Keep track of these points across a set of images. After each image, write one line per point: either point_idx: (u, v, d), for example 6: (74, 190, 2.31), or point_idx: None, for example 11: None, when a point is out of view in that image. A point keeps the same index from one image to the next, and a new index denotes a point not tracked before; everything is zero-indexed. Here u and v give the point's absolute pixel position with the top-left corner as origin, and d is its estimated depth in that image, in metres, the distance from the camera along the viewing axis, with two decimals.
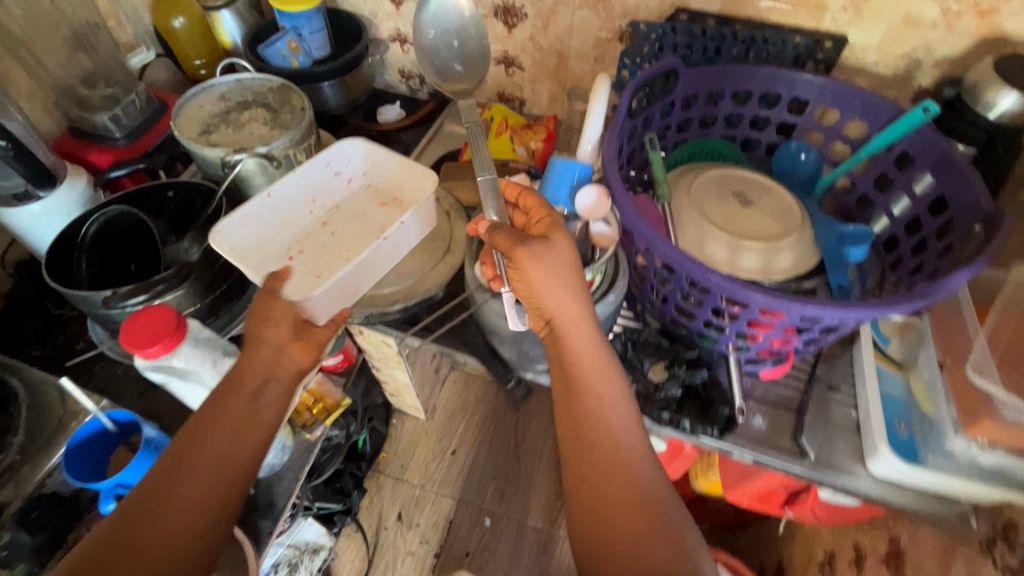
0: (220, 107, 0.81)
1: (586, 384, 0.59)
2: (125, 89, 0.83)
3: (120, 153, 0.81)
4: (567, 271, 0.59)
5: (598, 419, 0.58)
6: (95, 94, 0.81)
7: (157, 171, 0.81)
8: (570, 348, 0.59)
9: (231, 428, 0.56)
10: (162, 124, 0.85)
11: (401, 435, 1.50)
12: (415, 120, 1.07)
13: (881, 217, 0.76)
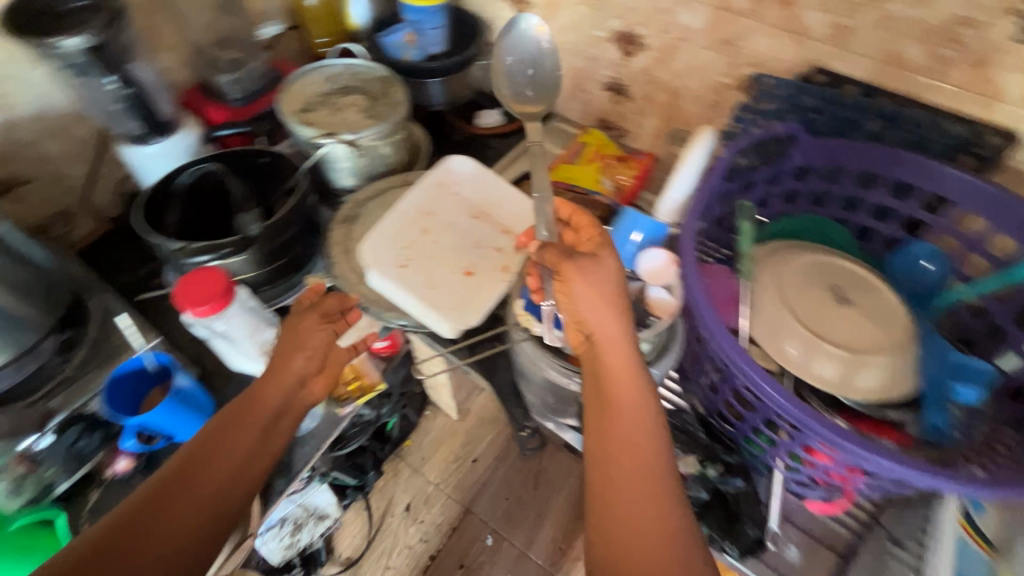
0: (324, 88, 0.84)
1: (628, 415, 0.51)
2: (250, 56, 0.89)
3: (231, 113, 0.88)
4: (616, 285, 0.54)
5: (639, 460, 0.49)
6: (224, 56, 0.88)
7: (260, 135, 0.89)
8: (611, 372, 0.52)
9: (264, 419, 0.54)
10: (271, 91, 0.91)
11: (429, 428, 1.51)
12: (513, 128, 1.03)
13: (1012, 355, 0.63)
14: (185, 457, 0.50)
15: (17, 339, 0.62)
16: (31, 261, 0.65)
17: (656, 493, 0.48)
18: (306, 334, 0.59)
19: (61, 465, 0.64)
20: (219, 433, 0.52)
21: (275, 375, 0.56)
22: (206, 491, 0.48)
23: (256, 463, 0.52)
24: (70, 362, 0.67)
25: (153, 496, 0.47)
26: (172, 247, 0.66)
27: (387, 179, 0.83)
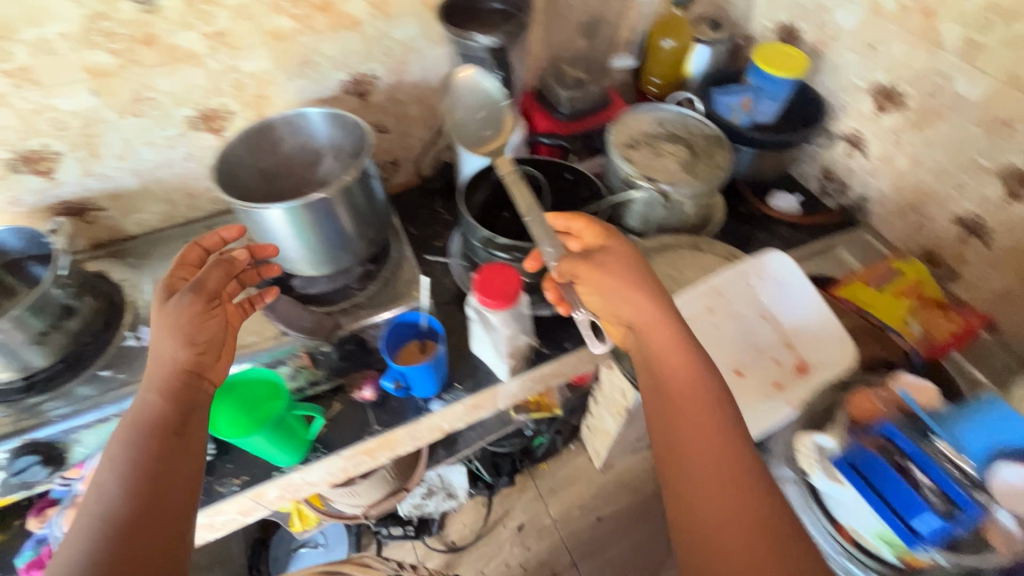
0: (653, 129, 0.91)
1: (671, 361, 0.61)
2: (592, 77, 1.02)
3: (557, 126, 1.00)
4: (632, 265, 0.68)
5: (689, 392, 0.59)
6: (569, 74, 1.01)
7: (570, 154, 1.01)
8: (647, 332, 0.64)
9: (167, 369, 0.63)
10: (596, 117, 1.02)
11: (569, 462, 1.64)
12: (811, 223, 1.07)
13: None
14: (123, 454, 0.58)
15: (347, 250, 0.82)
16: (373, 204, 0.83)
17: (712, 413, 0.57)
18: (212, 281, 0.69)
19: (330, 368, 0.83)
20: (139, 412, 0.62)
21: (164, 327, 0.65)
22: (166, 475, 0.58)
23: (190, 434, 0.63)
24: (361, 291, 0.86)
25: (126, 487, 0.56)
26: (473, 229, 0.80)
27: (678, 239, 0.87)
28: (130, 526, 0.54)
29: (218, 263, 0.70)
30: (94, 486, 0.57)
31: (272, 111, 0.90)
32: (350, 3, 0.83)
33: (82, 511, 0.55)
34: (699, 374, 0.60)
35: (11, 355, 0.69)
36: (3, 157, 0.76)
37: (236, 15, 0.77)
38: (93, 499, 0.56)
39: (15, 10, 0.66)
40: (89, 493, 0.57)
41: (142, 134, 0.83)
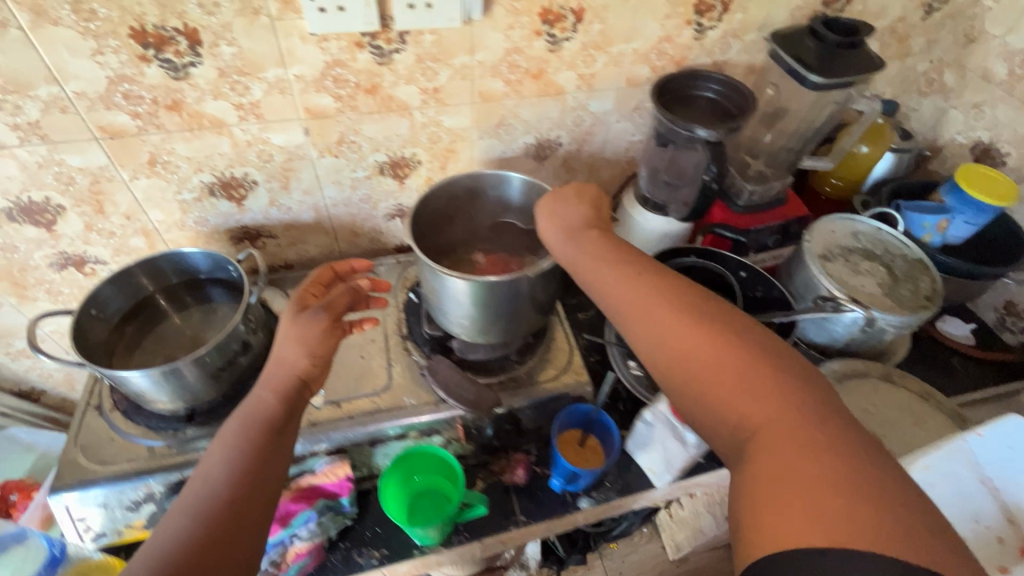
0: (849, 242, 0.85)
1: (658, 296, 0.53)
2: (775, 171, 0.97)
3: (729, 216, 0.94)
4: (583, 210, 0.65)
5: (680, 322, 0.50)
6: (754, 166, 0.96)
7: (743, 247, 0.95)
8: (628, 279, 0.56)
9: (285, 371, 0.59)
10: (771, 212, 0.96)
11: (640, 545, 1.54)
12: (986, 359, 0.96)
13: None
14: (235, 446, 0.53)
15: (521, 321, 0.78)
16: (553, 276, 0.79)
17: (725, 338, 0.48)
18: (340, 300, 0.67)
19: (480, 445, 0.77)
20: (249, 408, 0.57)
21: (292, 337, 0.61)
22: (271, 467, 0.53)
23: (292, 435, 0.58)
24: (520, 365, 0.81)
25: (233, 475, 0.51)
26: None
27: (870, 366, 0.80)
28: (226, 526, 0.48)
29: (349, 290, 0.68)
30: (198, 472, 0.52)
31: (455, 165, 0.88)
32: (563, 73, 0.81)
33: (185, 494, 0.51)
34: (681, 299, 0.52)
35: (186, 386, 0.68)
36: (205, 181, 0.76)
37: (456, 75, 0.76)
38: (197, 484, 0.51)
39: (267, 51, 0.66)
40: (194, 481, 0.52)
41: (333, 173, 0.82)
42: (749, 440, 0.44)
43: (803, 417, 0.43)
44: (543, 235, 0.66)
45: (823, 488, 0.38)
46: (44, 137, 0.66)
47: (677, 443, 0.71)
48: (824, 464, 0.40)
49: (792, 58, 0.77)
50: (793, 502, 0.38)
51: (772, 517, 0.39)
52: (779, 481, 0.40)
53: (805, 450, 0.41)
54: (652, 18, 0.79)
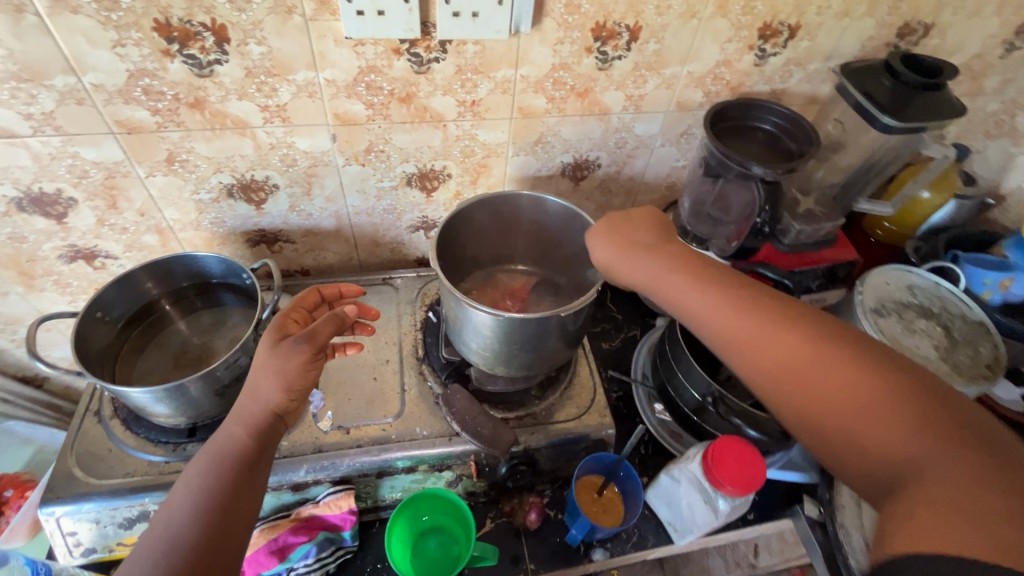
0: (904, 296, 0.79)
1: (762, 315, 0.47)
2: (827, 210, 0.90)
3: (776, 255, 0.86)
4: (651, 236, 0.59)
5: (793, 346, 0.45)
6: (804, 203, 0.90)
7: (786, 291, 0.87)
8: (720, 298, 0.50)
9: (259, 407, 0.57)
10: (821, 254, 0.88)
11: None
12: None
13: None
14: (202, 484, 0.53)
15: (546, 358, 0.73)
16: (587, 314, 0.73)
17: (851, 362, 0.43)
18: (323, 331, 0.61)
19: (492, 483, 0.73)
20: (218, 445, 0.56)
21: (270, 368, 0.58)
22: (239, 502, 0.53)
23: (263, 475, 0.56)
24: (540, 401, 0.76)
25: (199, 514, 0.51)
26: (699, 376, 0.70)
27: None
28: (192, 561, 0.48)
29: (334, 317, 0.63)
30: (166, 508, 0.52)
31: (486, 180, 0.83)
32: (610, 93, 0.76)
33: (149, 532, 0.50)
34: (789, 316, 0.47)
35: (190, 402, 0.65)
36: (224, 182, 0.72)
37: (496, 88, 0.71)
38: (163, 522, 0.51)
39: (298, 53, 0.61)
40: (160, 514, 0.52)
41: (358, 182, 0.78)
42: (887, 465, 0.39)
43: (956, 440, 0.37)
44: (603, 266, 0.59)
45: (983, 512, 0.33)
46: (59, 128, 0.62)
47: (709, 505, 0.66)
48: (978, 487, 0.34)
49: (862, 96, 0.71)
50: (938, 522, 0.34)
51: (906, 538, 0.34)
52: (921, 503, 0.36)
53: (956, 477, 0.35)
54: (712, 41, 0.73)
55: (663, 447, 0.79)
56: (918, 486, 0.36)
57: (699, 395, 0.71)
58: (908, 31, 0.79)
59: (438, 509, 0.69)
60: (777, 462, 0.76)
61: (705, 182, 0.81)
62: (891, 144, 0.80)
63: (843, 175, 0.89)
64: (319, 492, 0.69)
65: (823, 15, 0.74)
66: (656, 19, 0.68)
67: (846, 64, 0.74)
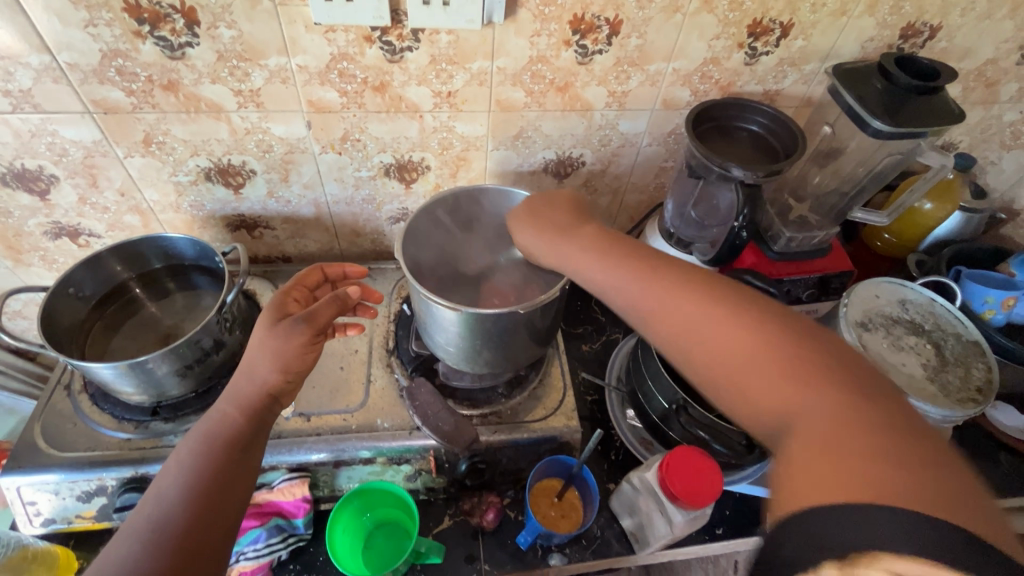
0: (895, 311, 0.76)
1: (673, 283, 0.49)
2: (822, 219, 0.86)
3: (763, 263, 0.82)
4: (567, 218, 0.63)
5: (695, 312, 0.46)
6: (796, 209, 0.86)
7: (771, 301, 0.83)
8: (628, 271, 0.53)
9: (254, 387, 0.57)
10: (811, 264, 0.83)
11: None
12: None
13: None
14: (192, 463, 0.52)
15: (512, 356, 0.71)
16: (559, 312, 0.71)
17: (750, 328, 0.44)
18: (323, 316, 0.61)
19: (451, 479, 0.72)
20: (210, 426, 0.56)
21: (267, 349, 0.58)
22: (230, 486, 0.52)
23: (258, 454, 0.56)
24: (507, 400, 0.75)
25: (187, 497, 0.50)
26: (671, 381, 0.68)
27: None
28: (178, 545, 0.47)
29: (335, 299, 0.62)
30: (156, 487, 0.52)
31: (466, 173, 0.83)
32: (591, 88, 0.74)
33: (139, 513, 0.50)
34: (694, 280, 0.49)
35: (151, 382, 0.66)
36: (201, 165, 0.73)
37: (473, 80, 0.70)
38: (150, 505, 0.50)
39: (269, 38, 0.61)
40: (147, 497, 0.51)
41: (336, 171, 0.78)
42: (774, 421, 0.40)
43: (839, 389, 0.39)
44: (527, 248, 0.64)
45: (862, 458, 0.34)
46: (37, 106, 0.63)
47: (666, 517, 0.63)
48: (850, 433, 0.36)
49: (852, 98, 0.68)
50: (828, 477, 0.34)
51: (791, 497, 0.35)
52: (812, 458, 0.36)
53: (831, 428, 0.36)
54: (698, 37, 0.70)
55: (633, 455, 0.77)
56: (804, 439, 0.37)
57: (666, 402, 0.69)
58: (912, 32, 0.75)
59: (382, 503, 0.68)
60: (748, 477, 0.74)
61: (688, 181, 0.79)
62: (887, 151, 0.76)
63: (840, 181, 0.85)
64: (275, 478, 0.69)
65: (818, 13, 0.70)
66: (637, 13, 0.66)
67: (839, 65, 0.71)
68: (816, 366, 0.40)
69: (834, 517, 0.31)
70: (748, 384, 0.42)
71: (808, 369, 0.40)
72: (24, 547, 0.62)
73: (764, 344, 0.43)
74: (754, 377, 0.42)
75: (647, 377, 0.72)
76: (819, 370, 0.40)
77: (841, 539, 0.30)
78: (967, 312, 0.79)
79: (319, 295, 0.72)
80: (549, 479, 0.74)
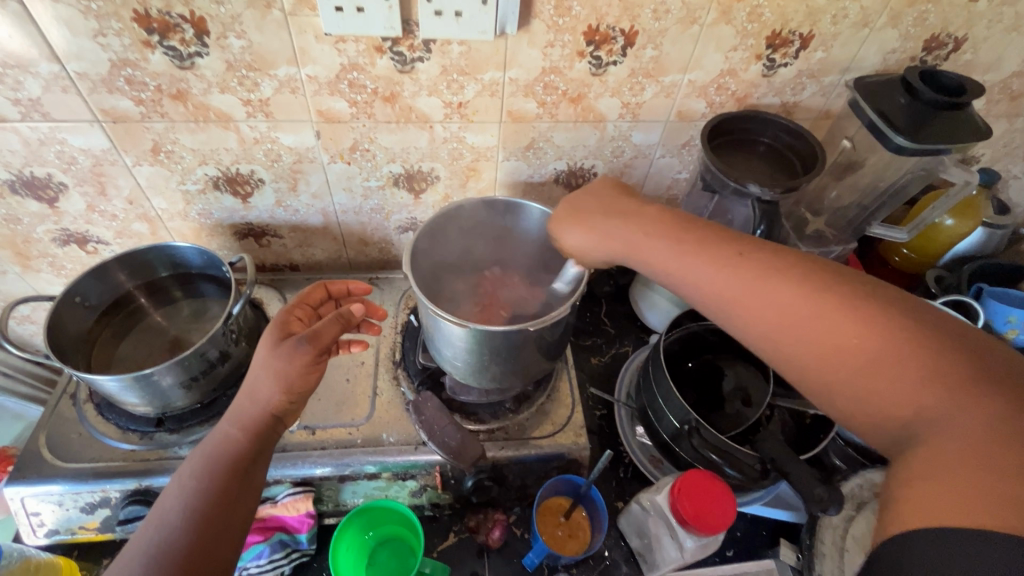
0: None
1: (767, 270, 0.44)
2: (839, 234, 0.84)
3: None
4: (624, 202, 0.58)
5: (805, 303, 0.42)
6: (813, 224, 0.84)
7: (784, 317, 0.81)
8: (705, 259, 0.48)
9: (257, 408, 0.56)
10: None
11: None
12: None
13: None
14: (195, 486, 0.52)
15: (524, 372, 0.70)
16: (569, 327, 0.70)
17: (863, 319, 0.39)
18: (326, 334, 0.59)
19: (457, 496, 0.71)
20: (213, 446, 0.55)
21: (269, 369, 0.57)
22: (231, 508, 0.52)
23: (260, 475, 0.56)
24: (514, 416, 0.73)
25: (189, 521, 0.50)
26: (682, 400, 0.66)
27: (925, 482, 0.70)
28: (182, 569, 0.47)
29: (339, 317, 0.60)
30: (159, 507, 0.52)
31: (476, 184, 0.81)
32: (605, 100, 0.72)
33: (141, 536, 0.50)
34: (796, 267, 0.44)
35: (157, 393, 0.65)
36: (210, 174, 0.72)
37: (484, 90, 0.69)
38: (153, 527, 0.50)
39: (279, 48, 0.61)
40: (150, 518, 0.51)
41: (344, 180, 0.77)
42: (899, 423, 0.37)
43: (982, 396, 0.34)
44: (579, 249, 0.60)
45: (999, 471, 0.31)
46: (46, 115, 0.63)
47: (675, 541, 0.63)
48: (987, 445, 0.32)
49: (874, 113, 0.66)
50: (955, 498, 0.31)
51: (910, 511, 0.33)
52: (936, 467, 0.33)
53: (966, 431, 0.33)
54: (715, 49, 0.69)
55: (642, 473, 0.75)
56: (932, 446, 0.34)
57: (677, 422, 0.67)
58: (936, 45, 0.73)
59: (385, 521, 0.67)
60: (762, 498, 0.72)
61: (703, 195, 0.77)
62: (908, 166, 0.74)
63: (859, 194, 0.82)
64: (278, 492, 0.68)
65: (839, 25, 0.68)
66: (653, 24, 0.65)
67: (862, 79, 0.69)
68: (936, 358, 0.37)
69: (966, 543, 0.29)
70: (862, 378, 0.39)
71: (928, 361, 0.37)
72: (26, 558, 0.62)
73: (875, 334, 0.39)
74: (870, 372, 0.38)
75: (658, 396, 0.70)
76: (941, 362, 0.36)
77: (970, 568, 0.29)
78: (990, 331, 0.77)
79: (325, 312, 0.71)
80: (557, 497, 0.73)
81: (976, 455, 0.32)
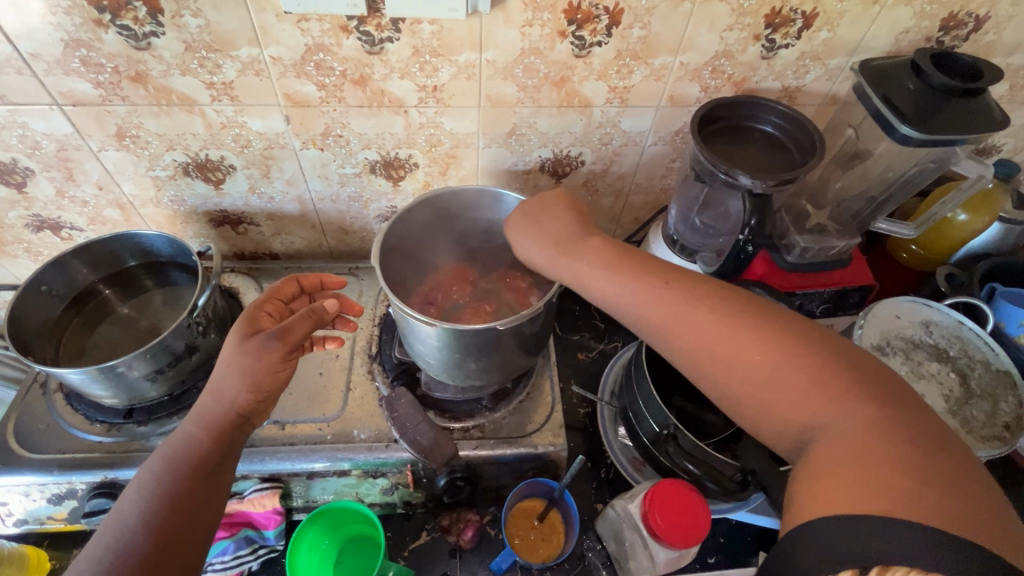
0: (916, 333, 0.70)
1: (689, 294, 0.48)
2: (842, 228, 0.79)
3: (776, 273, 0.76)
4: (564, 221, 0.59)
5: (720, 326, 0.45)
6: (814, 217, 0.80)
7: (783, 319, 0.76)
8: (638, 284, 0.50)
9: (223, 406, 0.54)
10: (829, 276, 0.76)
11: None
12: None
13: None
14: (154, 487, 0.50)
15: (500, 369, 0.67)
16: (548, 322, 0.66)
17: (769, 340, 0.44)
18: (296, 330, 0.57)
19: (429, 494, 0.69)
20: (174, 446, 0.53)
21: (236, 366, 0.55)
22: (201, 504, 0.51)
23: (228, 473, 0.55)
24: (489, 414, 0.71)
25: (150, 521, 0.48)
26: (663, 404, 0.63)
27: None
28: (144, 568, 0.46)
29: (310, 312, 0.58)
30: (117, 511, 0.50)
31: (456, 172, 0.78)
32: (591, 83, 0.68)
33: (100, 538, 0.48)
34: (711, 291, 0.48)
35: (123, 385, 0.64)
36: (179, 160, 0.70)
37: (460, 73, 0.65)
38: (111, 530, 0.48)
39: (239, 28, 0.57)
40: (108, 522, 0.49)
41: (319, 167, 0.74)
42: (796, 431, 0.42)
43: (872, 402, 0.39)
44: (527, 256, 0.59)
45: (885, 469, 0.36)
46: (4, 98, 0.61)
47: (647, 551, 0.60)
48: (875, 441, 0.37)
49: (879, 99, 0.61)
50: (853, 489, 0.36)
51: (807, 502, 0.37)
52: (832, 466, 0.37)
53: (862, 436, 0.38)
54: (709, 28, 0.64)
55: (624, 476, 0.73)
56: (831, 447, 0.38)
57: (657, 426, 0.64)
58: (954, 24, 0.67)
59: (352, 521, 0.66)
60: (747, 504, 0.69)
61: (694, 186, 0.73)
62: (918, 157, 0.69)
63: (867, 185, 0.77)
64: (247, 487, 0.67)
65: (846, 2, 0.63)
66: (640, 1, 0.60)
67: (869, 61, 0.64)
68: (833, 370, 0.41)
69: (866, 532, 0.33)
70: (776, 393, 0.42)
71: (826, 375, 0.41)
72: None
73: (783, 352, 0.43)
74: (780, 386, 0.42)
75: (639, 399, 0.67)
76: (837, 372, 0.41)
77: (863, 550, 0.33)
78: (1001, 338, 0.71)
79: (296, 307, 0.68)
80: (532, 499, 0.71)
81: (868, 455, 0.37)
